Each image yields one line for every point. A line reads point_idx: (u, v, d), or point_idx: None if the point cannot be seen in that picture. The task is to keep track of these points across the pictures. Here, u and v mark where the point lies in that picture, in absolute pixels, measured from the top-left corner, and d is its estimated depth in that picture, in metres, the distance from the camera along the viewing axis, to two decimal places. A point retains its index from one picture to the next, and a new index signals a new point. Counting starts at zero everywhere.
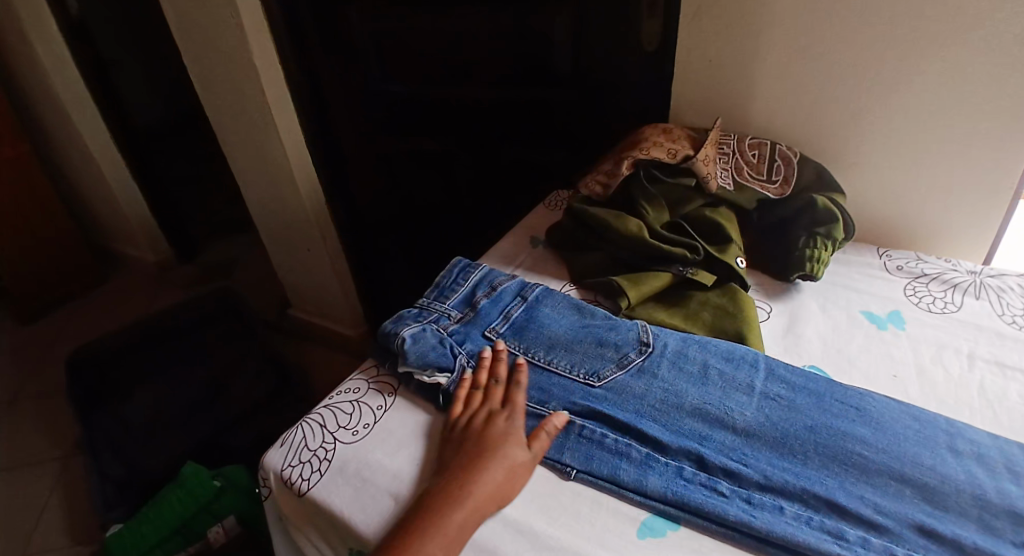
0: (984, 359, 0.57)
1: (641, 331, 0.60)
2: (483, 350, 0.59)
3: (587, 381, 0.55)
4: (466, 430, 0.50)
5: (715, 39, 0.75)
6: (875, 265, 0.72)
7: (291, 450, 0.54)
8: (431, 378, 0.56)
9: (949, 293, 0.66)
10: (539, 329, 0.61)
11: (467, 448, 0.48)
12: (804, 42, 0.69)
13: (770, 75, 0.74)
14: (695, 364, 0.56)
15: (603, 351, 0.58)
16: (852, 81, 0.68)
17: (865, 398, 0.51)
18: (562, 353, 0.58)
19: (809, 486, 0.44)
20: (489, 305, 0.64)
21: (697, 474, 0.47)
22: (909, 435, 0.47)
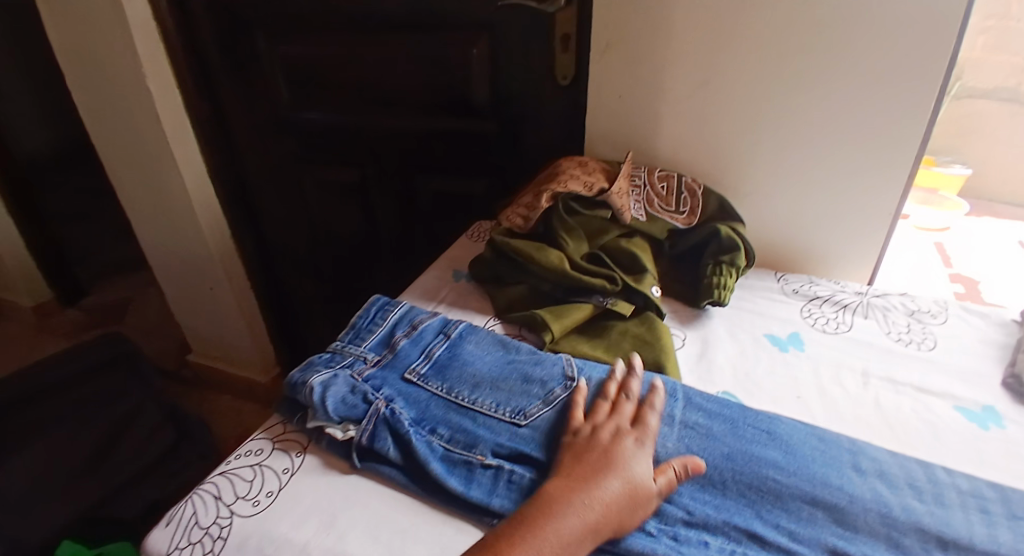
0: (877, 377, 0.58)
1: (567, 364, 0.56)
2: (402, 394, 0.54)
3: (514, 420, 0.51)
4: (586, 442, 0.46)
5: (627, 70, 0.75)
6: (775, 289, 0.73)
7: (178, 530, 0.47)
8: (343, 433, 0.50)
9: (840, 314, 0.67)
10: (454, 368, 0.57)
11: (586, 460, 0.44)
12: (708, 74, 0.71)
13: (680, 105, 0.74)
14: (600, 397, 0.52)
15: (529, 388, 0.54)
16: (755, 109, 0.71)
17: (775, 420, 0.50)
18: (487, 391, 0.54)
19: (729, 518, 0.42)
20: (409, 345, 0.59)
21: None
22: (816, 456, 0.46)
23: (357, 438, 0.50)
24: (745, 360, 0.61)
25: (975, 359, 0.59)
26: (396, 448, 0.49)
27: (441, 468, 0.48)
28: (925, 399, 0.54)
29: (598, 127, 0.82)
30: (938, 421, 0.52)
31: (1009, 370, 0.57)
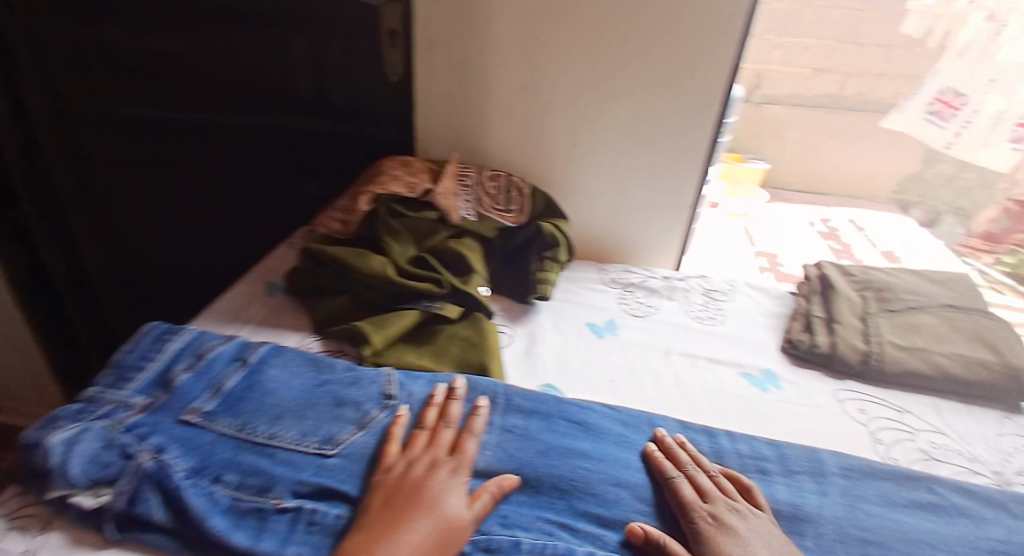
0: (678, 351, 0.56)
1: (387, 381, 0.44)
2: (172, 442, 0.36)
3: (323, 452, 0.38)
4: (405, 474, 0.36)
5: (452, 66, 0.67)
6: (594, 278, 0.67)
7: None
8: (96, 498, 0.34)
9: (647, 296, 0.64)
10: (222, 398, 0.40)
11: (399, 497, 0.34)
12: (532, 63, 0.64)
13: (495, 89, 0.67)
14: (359, 400, 0.42)
15: (342, 413, 0.40)
16: (569, 96, 0.65)
17: (591, 409, 0.44)
18: (290, 422, 0.39)
19: (540, 509, 0.36)
20: (192, 381, 0.40)
21: None
22: (621, 435, 0.42)
23: (113, 502, 0.33)
24: (553, 356, 0.54)
25: (756, 330, 0.59)
26: (167, 510, 0.34)
27: (220, 526, 0.33)
28: (715, 369, 0.54)
29: (421, 122, 0.72)
30: (724, 387, 0.51)
31: (785, 338, 0.58)
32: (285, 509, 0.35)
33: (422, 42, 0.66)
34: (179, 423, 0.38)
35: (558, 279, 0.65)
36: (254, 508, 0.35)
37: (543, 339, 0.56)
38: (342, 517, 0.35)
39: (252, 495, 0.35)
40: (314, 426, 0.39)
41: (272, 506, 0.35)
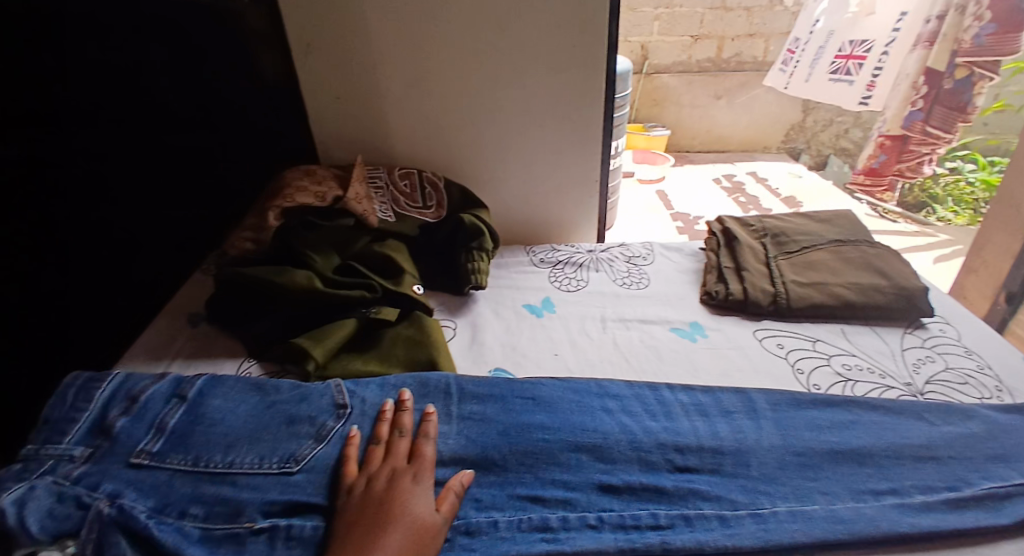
0: (871, 401, 0.68)
1: (679, 479, 0.58)
2: (505, 433, 0.61)
3: (615, 491, 0.56)
4: (585, 496, 0.55)
5: (583, 67, 0.97)
6: (803, 345, 0.80)
7: (294, 419, 0.62)
8: (430, 436, 0.60)
9: (855, 369, 0.75)
10: (511, 399, 0.65)
11: (571, 497, 0.55)
12: (542, 78, 0.97)
13: (523, 96, 0.99)
14: (590, 404, 0.66)
15: (637, 461, 0.59)
16: (574, 95, 1.00)
17: (725, 422, 0.64)
18: (587, 456, 0.59)
19: (649, 480, 0.57)
20: (502, 412, 0.63)
21: (567, 481, 0.57)
22: (763, 471, 0.59)
23: (427, 436, 0.60)
24: (735, 426, 0.64)
25: (975, 381, 0.73)
26: (499, 491, 0.56)
27: (555, 498, 0.55)
28: (899, 407, 0.67)
29: (595, 107, 1.01)
30: (901, 405, 0.67)
31: (1011, 397, 0.71)
32: (563, 464, 0.58)
33: (576, 38, 0.94)
34: (488, 406, 0.64)
35: (749, 328, 0.83)
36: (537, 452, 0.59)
37: (710, 403, 0.67)
38: (606, 481, 0.57)
39: (566, 485, 0.56)
40: (568, 422, 0.62)
41: (553, 465, 0.58)
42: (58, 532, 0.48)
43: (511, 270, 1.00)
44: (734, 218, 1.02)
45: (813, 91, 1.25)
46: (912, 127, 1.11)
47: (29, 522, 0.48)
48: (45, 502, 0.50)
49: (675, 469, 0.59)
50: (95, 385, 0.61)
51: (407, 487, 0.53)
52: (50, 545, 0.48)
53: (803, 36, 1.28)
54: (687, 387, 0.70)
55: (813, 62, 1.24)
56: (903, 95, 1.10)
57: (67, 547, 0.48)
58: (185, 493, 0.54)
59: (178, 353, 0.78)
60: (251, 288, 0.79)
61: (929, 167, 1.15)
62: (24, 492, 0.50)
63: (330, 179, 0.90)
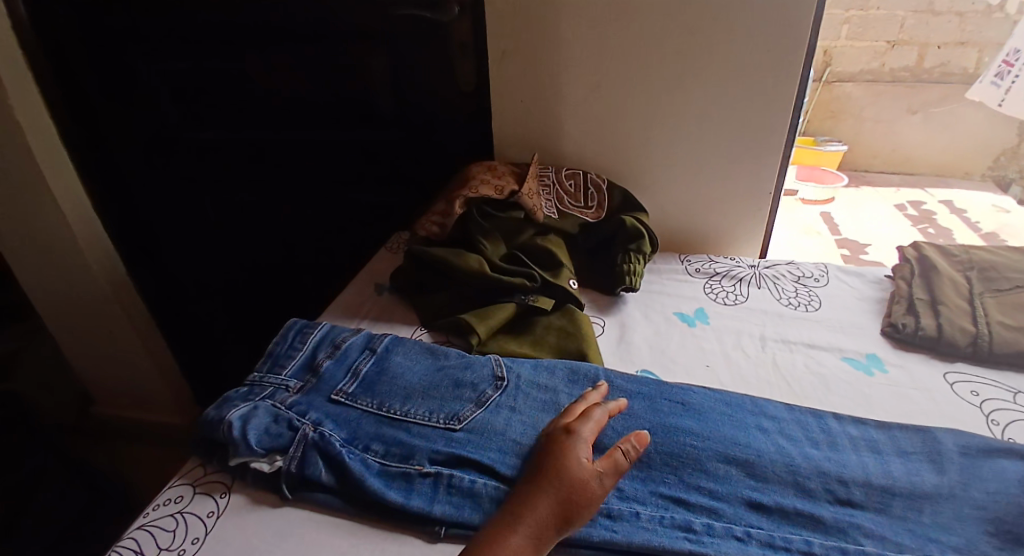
0: None
1: (839, 512, 0.54)
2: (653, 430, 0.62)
3: (766, 509, 0.55)
4: (733, 507, 0.55)
5: (769, 74, 0.93)
6: (1011, 399, 0.69)
7: (457, 384, 0.68)
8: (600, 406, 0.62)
9: None
10: (661, 399, 0.66)
11: (718, 505, 0.55)
12: (722, 84, 0.96)
13: (699, 102, 0.98)
14: (741, 418, 0.64)
15: (793, 484, 0.56)
16: (755, 101, 0.96)
17: (898, 461, 0.59)
18: (737, 468, 0.58)
19: (803, 506, 0.54)
20: (648, 410, 0.65)
21: (715, 490, 0.56)
22: (943, 522, 0.53)
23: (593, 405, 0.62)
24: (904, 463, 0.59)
25: None
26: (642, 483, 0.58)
27: (700, 503, 0.55)
28: None
29: (775, 115, 0.97)
30: None
31: None
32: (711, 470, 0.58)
33: (764, 45, 0.91)
34: (639, 402, 0.66)
35: (940, 371, 0.74)
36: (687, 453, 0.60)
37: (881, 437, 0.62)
38: (756, 498, 0.55)
39: (712, 494, 0.56)
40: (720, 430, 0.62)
41: (698, 471, 0.58)
42: (269, 448, 0.60)
43: (664, 276, 1.00)
44: (931, 245, 0.90)
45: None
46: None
47: (249, 435, 0.60)
48: (264, 421, 0.62)
49: (835, 501, 0.55)
50: (309, 330, 0.75)
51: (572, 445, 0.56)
52: (261, 457, 0.60)
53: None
54: (859, 420, 0.64)
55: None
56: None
57: (274, 461, 0.60)
58: (369, 431, 0.63)
59: (365, 314, 0.91)
60: (430, 266, 0.90)
61: None
62: (248, 411, 0.63)
63: (506, 175, 0.98)
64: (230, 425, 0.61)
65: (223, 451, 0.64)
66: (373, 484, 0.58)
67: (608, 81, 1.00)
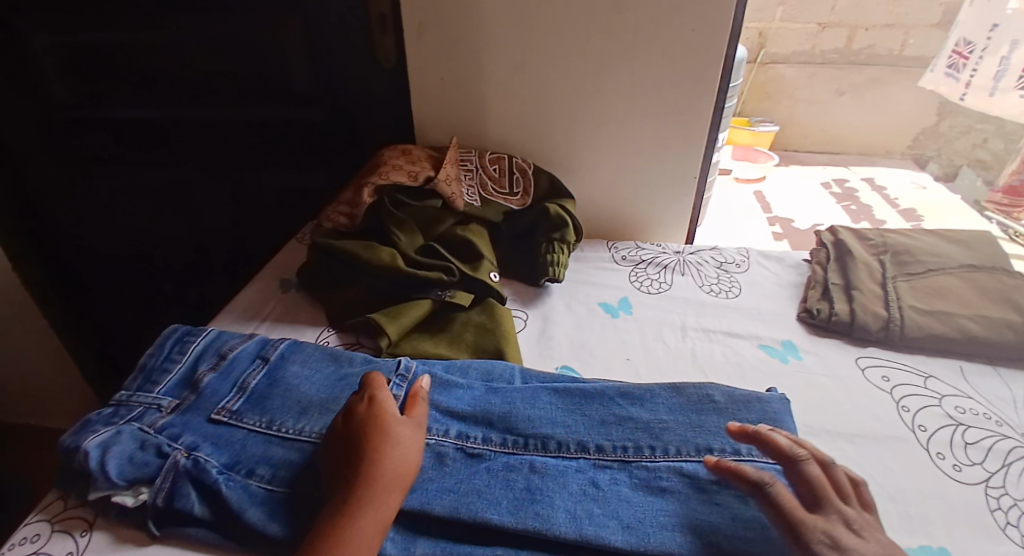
0: (995, 487, 0.59)
1: (652, 492, 0.53)
2: (461, 447, 0.57)
3: (586, 502, 0.52)
4: (551, 494, 0.53)
5: (701, 51, 0.90)
6: (918, 383, 0.71)
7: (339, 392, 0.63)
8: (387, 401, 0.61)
9: (983, 421, 0.66)
10: (450, 397, 0.62)
11: (520, 495, 0.53)
12: (653, 58, 0.91)
13: (628, 80, 0.94)
14: (580, 405, 0.61)
15: (617, 475, 0.55)
16: (686, 80, 0.93)
17: (742, 442, 0.56)
18: (551, 471, 0.55)
19: (627, 500, 0.53)
20: (456, 413, 0.60)
21: (520, 487, 0.53)
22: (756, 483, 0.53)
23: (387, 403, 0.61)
24: (666, 422, 0.58)
25: None
26: (442, 511, 0.51)
27: (505, 516, 0.51)
28: None
29: (704, 98, 0.94)
30: None
31: None
32: (491, 464, 0.56)
33: (695, 23, 0.87)
34: (427, 401, 0.61)
35: (854, 358, 0.75)
36: (471, 451, 0.57)
37: (653, 400, 0.61)
38: (571, 501, 0.52)
39: (525, 497, 0.52)
40: (502, 418, 0.59)
41: (510, 480, 0.54)
42: (133, 479, 0.53)
43: (590, 264, 0.96)
44: (847, 229, 0.92)
45: (1001, 106, 1.26)
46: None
47: (110, 466, 0.53)
48: (128, 448, 0.54)
49: (656, 486, 0.54)
50: (190, 340, 0.67)
51: (374, 412, 0.54)
52: (125, 489, 0.53)
53: (980, 40, 1.28)
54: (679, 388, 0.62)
55: (995, 76, 1.26)
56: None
57: (140, 494, 0.53)
58: (255, 454, 0.57)
59: (267, 315, 0.83)
60: (339, 260, 0.83)
61: None
62: (110, 437, 0.55)
63: (424, 160, 0.92)
64: (87, 455, 0.53)
65: (83, 483, 0.55)
66: (251, 516, 0.52)
67: (533, 60, 0.94)
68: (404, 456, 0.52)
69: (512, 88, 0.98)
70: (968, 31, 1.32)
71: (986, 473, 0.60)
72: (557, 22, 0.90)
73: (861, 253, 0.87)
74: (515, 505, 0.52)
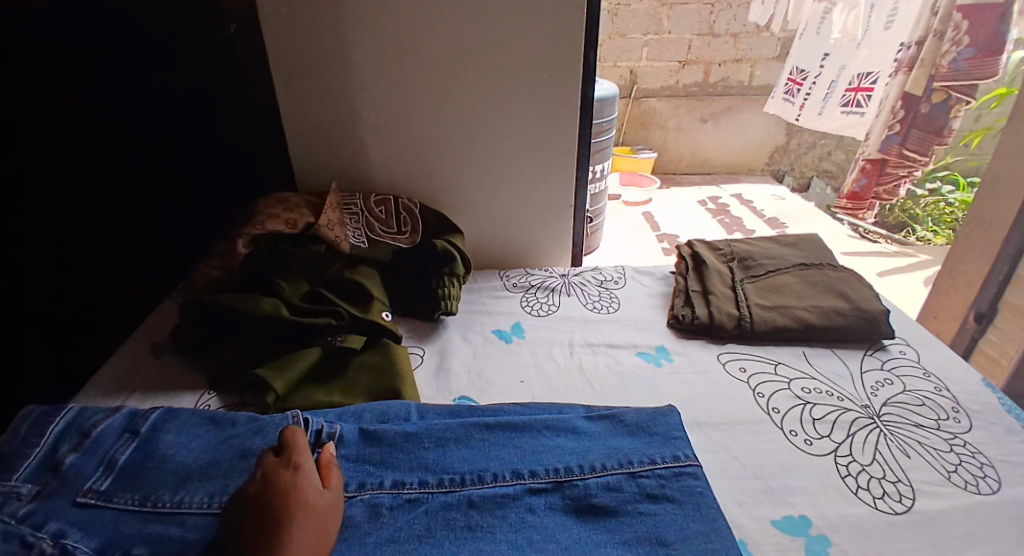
0: (843, 455, 0.68)
1: (587, 508, 0.56)
2: (398, 490, 0.57)
3: (529, 533, 0.53)
4: (490, 525, 0.54)
5: (559, 93, 0.99)
6: (769, 370, 0.81)
7: (233, 455, 0.60)
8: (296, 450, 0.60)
9: (824, 399, 0.76)
10: (379, 446, 0.61)
11: (460, 534, 0.53)
12: (518, 98, 0.99)
13: (497, 120, 1.01)
14: (506, 439, 0.63)
15: (551, 500, 0.57)
16: (548, 116, 1.01)
17: (658, 448, 0.61)
18: (492, 505, 0.56)
19: (564, 524, 0.54)
20: (390, 458, 0.60)
21: (463, 526, 0.54)
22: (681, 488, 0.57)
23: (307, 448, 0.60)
24: (589, 446, 0.62)
25: (937, 411, 0.75)
26: None
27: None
28: (887, 459, 0.68)
29: (569, 135, 1.03)
30: (882, 451, 0.69)
31: (969, 427, 0.73)
32: (429, 505, 0.55)
33: (554, 64, 0.96)
34: (358, 456, 0.60)
35: (718, 352, 0.85)
36: (408, 496, 0.56)
37: (575, 430, 0.64)
38: (513, 533, 0.53)
39: (469, 535, 0.53)
40: (434, 462, 0.59)
41: (453, 523, 0.54)
42: None
43: (483, 294, 1.00)
44: (702, 242, 1.04)
45: (825, 122, 1.48)
46: (889, 151, 1.32)
47: None
48: None
49: (585, 504, 0.56)
50: (49, 420, 0.60)
51: (288, 479, 0.52)
52: None
53: (813, 68, 1.52)
54: (592, 417, 0.67)
55: (824, 97, 1.48)
56: (883, 119, 1.30)
57: None
58: (130, 535, 0.52)
59: (137, 386, 0.77)
60: (216, 317, 0.79)
61: (904, 188, 1.36)
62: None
63: (304, 207, 0.92)
64: None
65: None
66: None
67: (408, 106, 0.99)
68: (312, 526, 0.49)
69: (387, 133, 1.01)
70: (799, 61, 1.58)
71: (834, 443, 0.70)
72: (425, 69, 0.95)
73: (714, 261, 0.99)
74: (459, 544, 0.52)
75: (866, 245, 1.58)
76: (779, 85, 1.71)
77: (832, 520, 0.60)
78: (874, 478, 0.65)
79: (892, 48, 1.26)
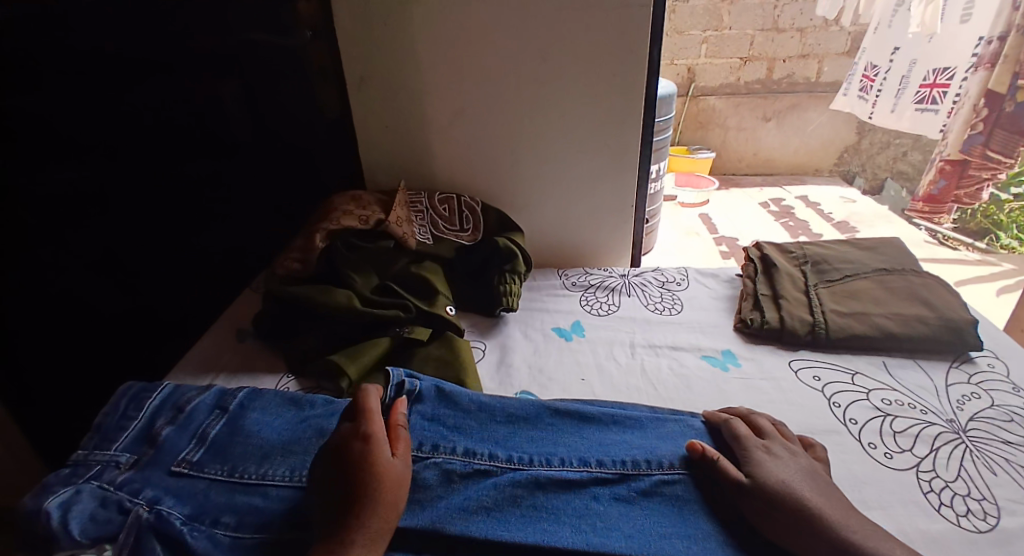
0: (924, 468, 0.65)
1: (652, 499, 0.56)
2: (470, 460, 0.58)
3: (593, 519, 0.54)
4: (556, 506, 0.55)
5: (623, 90, 0.98)
6: (843, 380, 0.78)
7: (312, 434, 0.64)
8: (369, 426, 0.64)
9: (904, 411, 0.72)
10: (454, 415, 0.63)
11: (525, 512, 0.54)
12: (582, 95, 0.99)
13: (560, 119, 1.01)
14: (572, 426, 0.63)
15: (616, 489, 0.57)
16: (612, 115, 1.01)
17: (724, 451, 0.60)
18: (557, 487, 0.57)
19: (628, 514, 0.55)
20: (463, 428, 0.62)
21: (528, 505, 0.55)
22: None
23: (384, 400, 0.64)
24: (655, 442, 0.62)
25: None
26: (454, 531, 0.52)
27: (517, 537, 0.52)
28: (974, 476, 0.63)
29: (633, 133, 1.03)
30: (968, 466, 0.65)
31: None
32: (498, 480, 0.57)
33: (619, 61, 0.96)
34: (433, 417, 0.63)
35: (788, 359, 0.82)
36: (479, 467, 0.58)
37: (639, 426, 0.64)
38: (577, 517, 0.54)
39: (534, 515, 0.54)
40: (504, 438, 0.61)
41: (520, 499, 0.55)
42: (98, 536, 0.51)
43: (542, 292, 1.01)
44: (770, 243, 1.01)
45: (898, 120, 1.46)
46: (971, 151, 1.20)
47: (73, 524, 0.51)
48: (89, 506, 0.53)
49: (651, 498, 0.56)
50: (146, 396, 0.66)
51: (360, 445, 0.53)
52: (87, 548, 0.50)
53: (882, 64, 1.50)
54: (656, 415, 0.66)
55: (898, 94, 1.45)
56: (963, 118, 1.21)
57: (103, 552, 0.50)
58: (219, 503, 0.56)
59: (223, 368, 0.83)
60: (297, 307, 0.84)
61: (988, 191, 1.24)
62: (72, 495, 0.53)
63: (374, 204, 0.96)
64: (49, 514, 0.51)
65: None
66: None
67: (473, 106, 1.01)
68: (382, 496, 0.51)
69: (452, 132, 1.04)
70: (871, 57, 1.55)
71: (915, 458, 0.66)
72: (490, 69, 0.97)
73: (784, 265, 0.96)
74: (525, 521, 0.53)
75: (946, 251, 1.48)
76: (851, 80, 1.67)
77: (912, 537, 0.57)
78: (958, 496, 0.61)
79: (970, 41, 1.20)
